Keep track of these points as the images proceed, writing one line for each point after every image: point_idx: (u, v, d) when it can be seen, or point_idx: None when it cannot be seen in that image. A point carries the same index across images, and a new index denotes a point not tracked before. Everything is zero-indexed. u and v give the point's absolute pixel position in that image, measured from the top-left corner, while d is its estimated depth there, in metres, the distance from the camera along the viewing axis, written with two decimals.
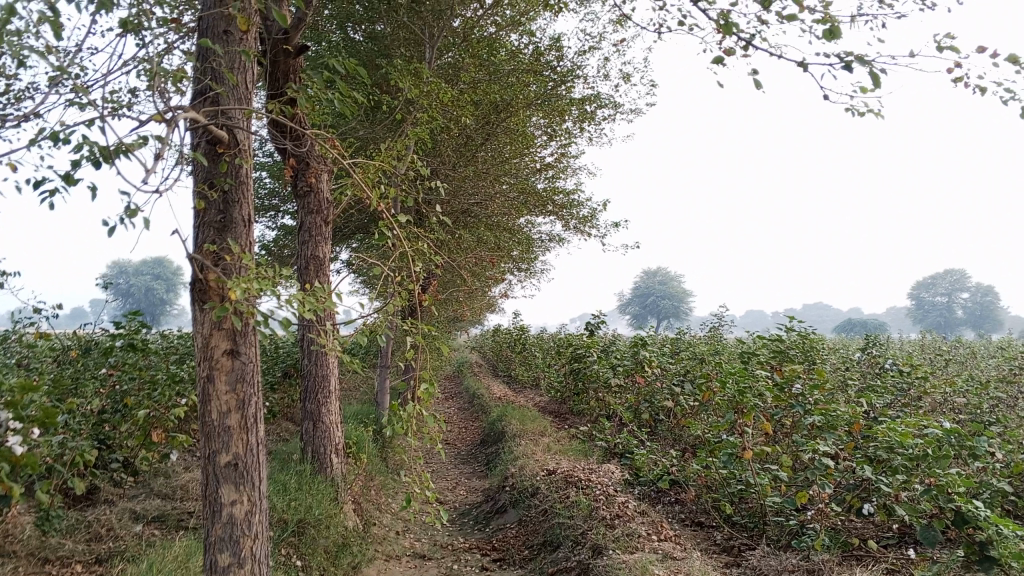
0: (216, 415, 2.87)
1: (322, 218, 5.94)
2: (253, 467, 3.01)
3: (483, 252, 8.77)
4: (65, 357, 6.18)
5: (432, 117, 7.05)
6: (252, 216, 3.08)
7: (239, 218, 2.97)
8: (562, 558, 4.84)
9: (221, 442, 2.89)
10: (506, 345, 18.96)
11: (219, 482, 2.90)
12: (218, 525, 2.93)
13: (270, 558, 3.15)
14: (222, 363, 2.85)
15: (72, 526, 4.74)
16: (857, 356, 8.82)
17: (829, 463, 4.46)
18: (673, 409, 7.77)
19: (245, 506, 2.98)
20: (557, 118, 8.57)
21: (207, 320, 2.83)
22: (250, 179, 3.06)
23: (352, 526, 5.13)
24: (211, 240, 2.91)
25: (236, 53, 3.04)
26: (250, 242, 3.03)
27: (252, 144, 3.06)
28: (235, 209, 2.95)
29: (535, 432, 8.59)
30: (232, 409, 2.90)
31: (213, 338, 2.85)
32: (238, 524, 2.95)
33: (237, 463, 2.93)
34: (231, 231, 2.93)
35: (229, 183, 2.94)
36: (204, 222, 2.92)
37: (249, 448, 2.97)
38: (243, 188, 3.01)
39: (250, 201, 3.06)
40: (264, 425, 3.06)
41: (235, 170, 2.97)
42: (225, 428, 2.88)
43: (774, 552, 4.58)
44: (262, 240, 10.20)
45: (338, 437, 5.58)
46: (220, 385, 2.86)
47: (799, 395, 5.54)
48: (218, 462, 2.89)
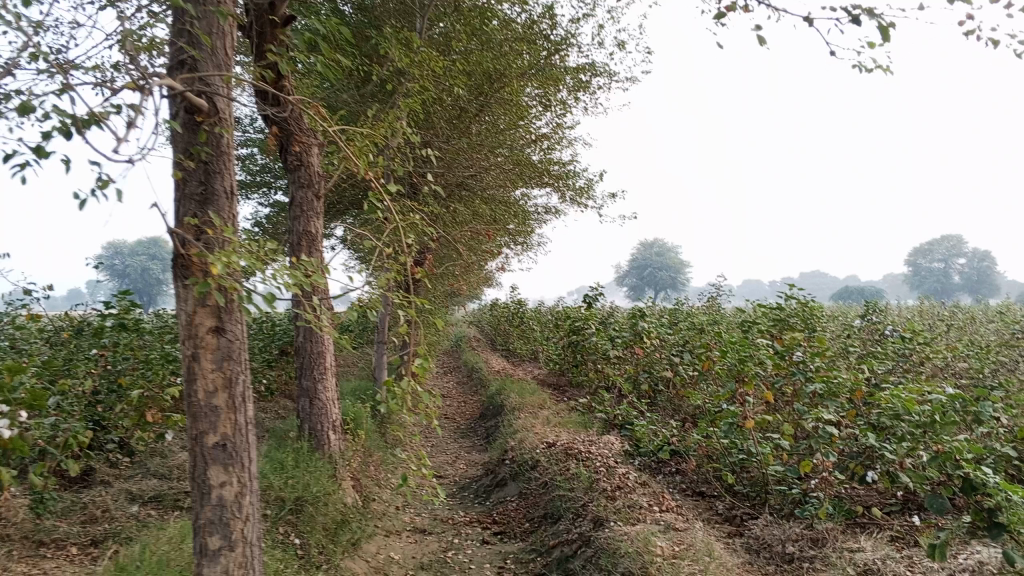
0: (202, 394, 2.80)
1: (313, 192, 5.83)
2: (243, 447, 2.94)
3: (478, 225, 8.66)
4: (56, 338, 6.11)
5: (424, 88, 6.94)
6: (234, 188, 2.98)
7: (222, 189, 2.87)
8: (563, 530, 4.80)
9: (208, 422, 2.82)
10: (504, 319, 18.90)
11: (207, 464, 2.84)
12: (207, 507, 2.86)
13: (262, 541, 3.09)
14: (207, 340, 2.78)
15: (68, 508, 4.69)
16: (858, 323, 8.77)
17: (832, 432, 4.41)
18: (672, 379, 7.73)
19: (235, 488, 2.90)
20: (551, 87, 8.45)
21: (190, 297, 2.73)
22: (231, 149, 2.95)
23: (351, 502, 5.08)
24: (192, 213, 2.81)
25: (212, 16, 2.91)
26: (233, 213, 2.94)
27: (231, 112, 2.94)
28: (216, 180, 2.86)
29: (535, 404, 8.54)
30: (220, 388, 2.83)
31: (197, 315, 2.76)
32: (228, 506, 2.88)
33: (226, 444, 2.86)
34: (213, 203, 2.83)
35: (210, 153, 2.84)
36: (184, 194, 2.81)
37: (238, 428, 2.90)
38: (224, 158, 2.91)
39: (231, 172, 2.95)
40: (253, 406, 2.99)
41: (216, 139, 2.86)
42: (212, 408, 2.82)
43: (777, 521, 4.55)
44: (255, 217, 10.09)
45: (335, 414, 5.52)
46: (205, 364, 2.78)
47: (800, 363, 5.49)
48: (205, 443, 2.82)
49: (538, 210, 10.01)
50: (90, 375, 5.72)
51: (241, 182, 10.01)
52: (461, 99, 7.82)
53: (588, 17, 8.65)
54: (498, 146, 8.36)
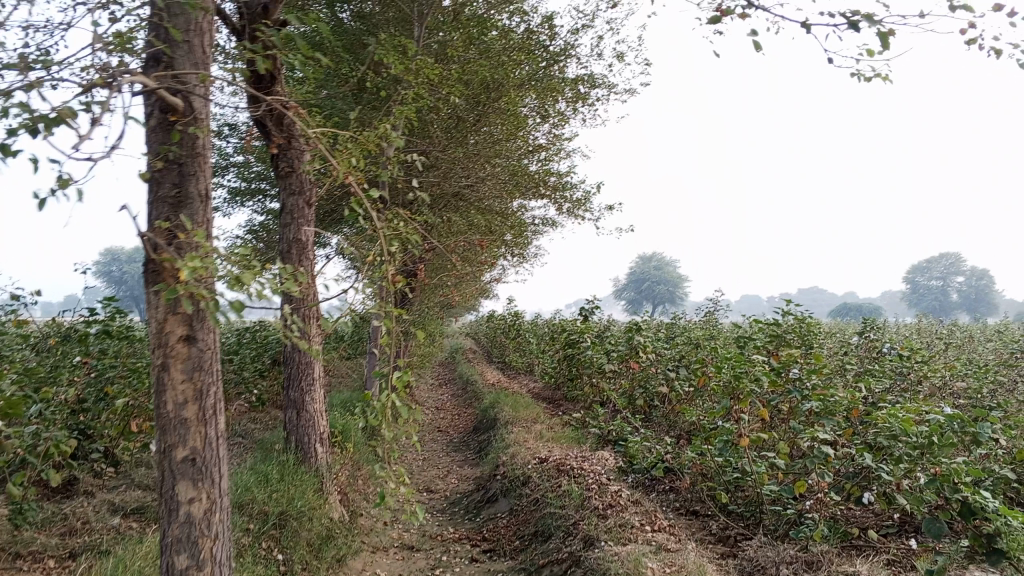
0: (172, 406, 2.71)
1: (304, 200, 5.78)
2: (213, 462, 2.85)
3: (474, 236, 8.58)
4: (43, 344, 6.02)
5: (420, 97, 6.89)
6: (210, 190, 2.90)
7: (196, 192, 2.79)
8: (553, 549, 4.71)
9: (178, 435, 2.73)
10: (500, 330, 18.81)
11: (176, 479, 2.75)
12: (174, 524, 2.78)
13: (232, 559, 3.00)
14: (177, 350, 2.70)
15: (48, 519, 4.60)
16: (855, 340, 8.71)
17: (828, 452, 4.33)
18: (667, 394, 7.66)
19: (204, 505, 2.82)
20: (550, 98, 8.41)
21: (161, 304, 2.67)
22: (208, 151, 2.88)
23: (337, 517, 4.99)
24: (165, 216, 2.74)
25: (191, 13, 2.83)
26: (209, 218, 2.85)
27: (208, 113, 2.87)
28: (190, 182, 2.78)
29: (529, 418, 8.44)
30: (190, 400, 2.74)
31: (168, 323, 2.69)
32: (196, 524, 2.80)
33: (195, 458, 2.77)
34: (186, 207, 2.75)
35: (184, 155, 2.77)
36: (157, 197, 2.75)
37: (208, 442, 2.81)
38: (200, 159, 2.83)
39: (207, 174, 2.88)
40: (225, 419, 2.90)
41: (190, 140, 2.79)
42: (182, 420, 2.72)
43: (771, 543, 4.46)
44: (250, 225, 10.01)
45: (323, 426, 5.43)
46: (175, 374, 2.70)
47: (796, 380, 5.40)
48: (174, 457, 2.73)
49: (534, 222, 9.94)
50: (75, 383, 5.62)
51: (235, 189, 9.94)
52: (458, 108, 7.76)
53: (587, 29, 8.61)
54: (495, 157, 8.24)
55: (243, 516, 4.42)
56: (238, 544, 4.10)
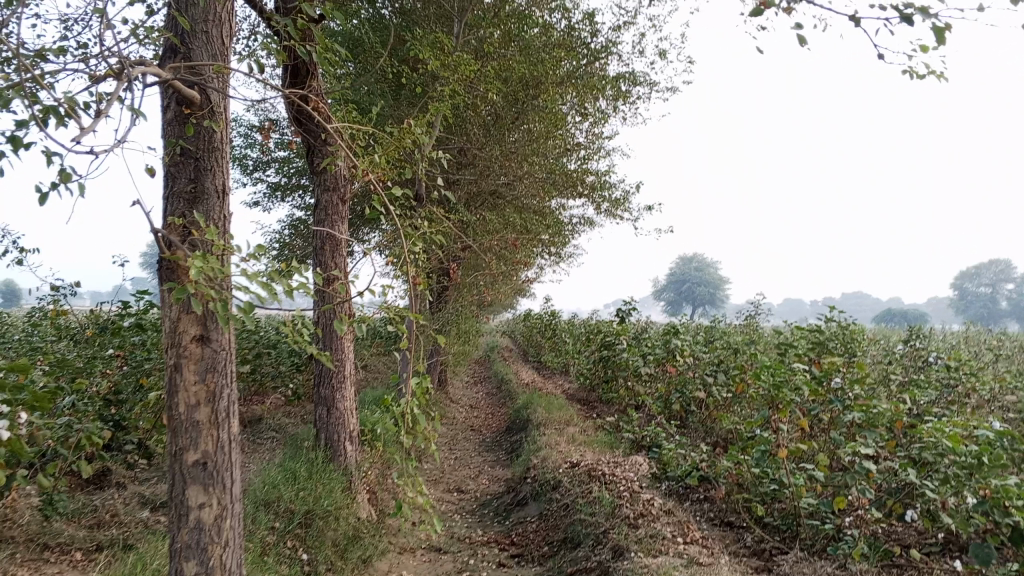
0: (183, 408, 2.68)
1: (338, 196, 5.73)
2: (224, 467, 2.82)
3: (510, 234, 8.49)
4: (80, 336, 6.06)
5: (458, 93, 6.83)
6: (227, 186, 2.86)
7: (212, 187, 2.76)
8: (582, 557, 4.60)
9: (189, 438, 2.70)
10: (537, 329, 18.70)
11: (186, 484, 2.72)
12: (184, 530, 2.75)
13: (241, 567, 2.98)
14: (191, 350, 2.67)
15: (78, 510, 4.61)
16: (900, 349, 8.45)
17: (870, 468, 4.17)
18: (704, 400, 7.50)
19: (215, 511, 2.79)
20: (590, 96, 8.29)
21: (174, 303, 2.64)
22: (225, 146, 2.84)
23: (365, 517, 4.94)
24: (181, 212, 2.70)
25: (210, 4, 2.77)
26: (225, 214, 2.82)
27: (226, 106, 2.82)
28: (207, 177, 2.74)
29: (562, 420, 8.34)
30: (202, 402, 2.71)
31: (181, 322, 2.66)
32: (206, 530, 2.77)
33: (206, 462, 2.74)
34: (202, 202, 2.72)
35: (201, 150, 2.74)
36: (173, 192, 2.71)
37: (220, 446, 2.78)
38: (217, 154, 2.79)
39: (224, 168, 2.84)
40: (237, 422, 2.87)
41: (207, 135, 2.75)
42: (194, 423, 2.69)
43: (808, 559, 4.31)
44: (289, 220, 10.05)
45: (352, 424, 5.39)
46: (188, 375, 2.67)
47: (837, 390, 5.23)
48: (185, 461, 2.70)
49: (572, 222, 9.83)
50: (109, 374, 5.64)
51: (275, 184, 9.99)
52: (496, 105, 7.69)
53: (630, 26, 8.48)
54: (533, 156, 8.13)
55: (269, 513, 4.39)
56: (263, 542, 4.07)
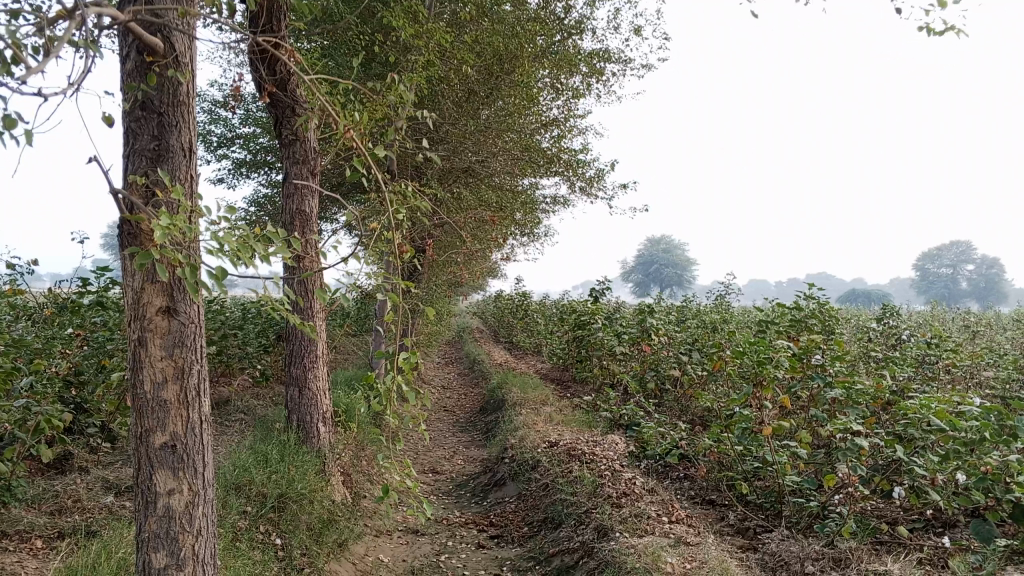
0: (149, 386, 2.51)
1: (309, 168, 5.52)
2: (195, 450, 2.65)
3: (484, 211, 8.34)
4: (38, 316, 5.82)
5: (433, 64, 6.64)
6: (193, 143, 2.68)
7: (178, 146, 2.58)
8: (563, 538, 4.50)
9: (156, 419, 2.53)
10: (508, 310, 18.56)
11: (154, 468, 2.56)
12: (152, 519, 2.58)
13: (215, 557, 2.81)
14: (156, 323, 2.49)
15: (38, 496, 4.41)
16: (874, 326, 8.46)
17: (860, 446, 4.10)
18: (680, 378, 7.44)
19: (186, 497, 2.63)
20: (566, 70, 8.13)
21: (137, 271, 2.46)
22: (191, 100, 2.66)
23: (339, 500, 4.78)
24: (144, 171, 2.53)
25: None
26: (192, 173, 2.65)
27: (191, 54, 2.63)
28: (171, 135, 2.56)
29: (537, 400, 8.23)
30: (169, 379, 2.54)
31: (145, 292, 2.48)
32: (176, 519, 2.60)
33: (175, 445, 2.57)
34: (167, 161, 2.55)
35: (165, 105, 2.55)
36: (135, 150, 2.53)
37: (190, 428, 2.61)
38: (182, 108, 2.60)
39: (190, 124, 2.66)
40: (208, 401, 2.70)
41: (172, 88, 2.56)
42: (161, 402, 2.52)
43: (793, 536, 4.24)
44: (256, 198, 9.78)
45: (325, 405, 5.22)
46: (153, 350, 2.50)
47: (820, 367, 5.18)
48: (152, 443, 2.53)
49: (546, 199, 9.69)
50: (69, 355, 5.40)
51: (242, 160, 9.71)
52: (471, 79, 7.50)
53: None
54: (507, 131, 7.98)
55: (240, 497, 4.23)
56: (235, 528, 3.91)
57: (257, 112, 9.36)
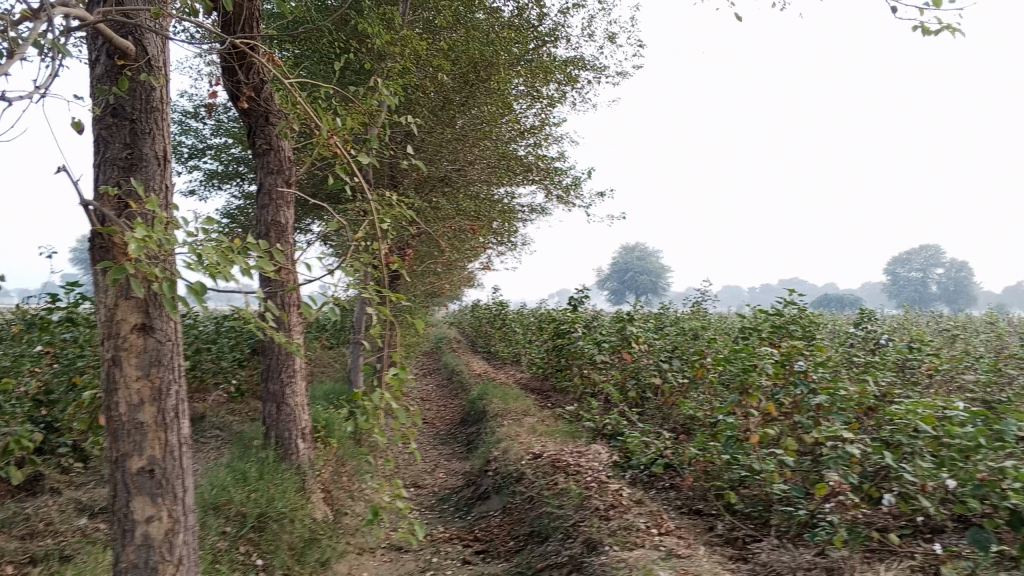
0: (124, 407, 2.41)
1: (283, 179, 5.42)
2: (175, 474, 2.55)
3: (462, 221, 8.27)
4: (7, 333, 5.66)
5: (408, 72, 6.57)
6: (169, 155, 2.59)
7: (152, 154, 2.49)
8: (551, 552, 4.43)
9: (133, 442, 2.43)
10: (485, 320, 18.48)
11: (131, 495, 2.45)
12: (130, 548, 2.47)
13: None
14: (131, 341, 2.40)
15: (8, 520, 4.27)
16: (852, 331, 8.47)
17: (851, 452, 4.07)
18: (661, 386, 7.40)
19: (166, 525, 2.52)
20: (542, 78, 8.09)
21: (110, 287, 2.38)
22: (165, 108, 2.58)
23: (321, 518, 4.67)
24: (115, 180, 2.42)
25: None
26: (166, 184, 2.55)
27: (163, 60, 2.57)
28: (144, 142, 2.47)
29: (518, 411, 8.16)
30: (147, 400, 2.44)
31: (119, 309, 2.40)
32: (155, 548, 2.49)
33: (154, 470, 2.47)
34: (140, 169, 2.45)
35: (136, 110, 2.48)
36: (106, 159, 2.43)
37: (169, 451, 2.51)
38: (155, 115, 2.52)
39: (165, 134, 2.57)
40: (188, 423, 2.61)
41: (144, 93, 2.50)
42: (137, 425, 2.43)
43: (784, 546, 4.20)
44: (229, 210, 9.63)
45: (304, 421, 5.11)
46: (129, 370, 2.41)
47: (803, 372, 5.16)
48: (129, 468, 2.43)
49: (523, 209, 9.65)
50: (39, 373, 5.25)
51: (214, 172, 9.56)
52: (448, 88, 7.45)
53: (580, 8, 8.32)
54: (484, 139, 7.92)
55: (219, 518, 4.11)
56: (214, 549, 3.80)
57: (229, 122, 9.24)
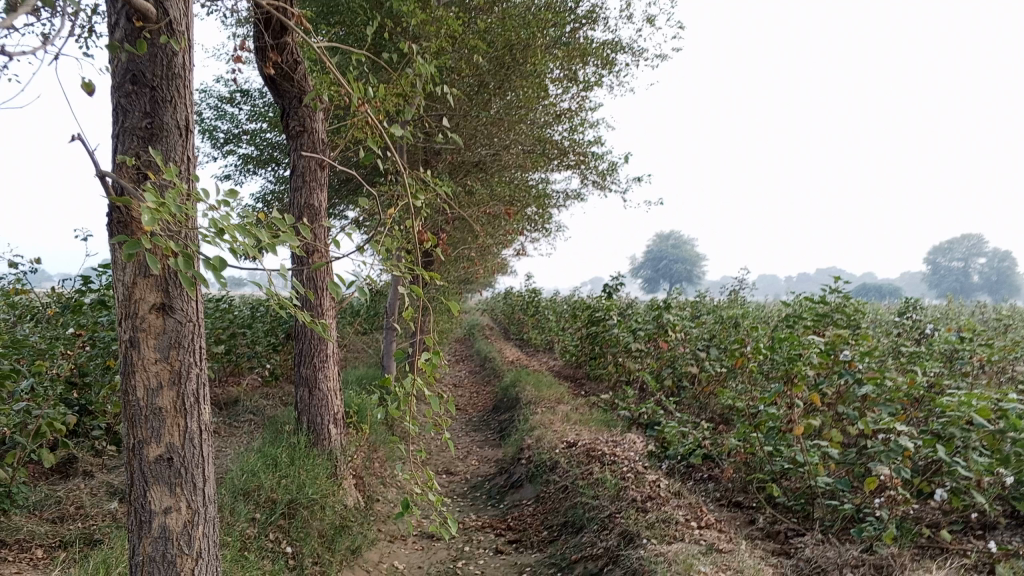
0: (142, 392, 2.32)
1: (317, 161, 5.31)
2: (194, 463, 2.47)
3: (496, 205, 8.15)
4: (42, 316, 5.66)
5: (442, 54, 6.43)
6: (190, 122, 2.48)
7: (173, 123, 2.38)
8: (586, 543, 4.32)
9: (150, 429, 2.34)
10: (518, 307, 18.37)
11: (148, 484, 2.38)
12: (146, 540, 2.41)
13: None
14: (149, 322, 2.29)
15: (40, 503, 4.25)
16: (897, 320, 8.21)
17: (904, 446, 3.88)
18: (697, 375, 7.24)
19: (184, 516, 2.45)
20: (578, 60, 7.90)
21: (127, 263, 2.26)
22: (186, 73, 2.46)
23: (352, 504, 4.61)
24: (134, 151, 2.33)
25: None
26: (187, 154, 2.45)
27: (185, 22, 2.44)
28: (165, 112, 2.36)
29: (552, 398, 8.04)
30: (165, 385, 2.35)
31: (137, 288, 2.27)
32: (173, 540, 2.43)
33: (172, 459, 2.40)
34: (160, 140, 2.35)
35: (157, 77, 2.35)
36: (124, 128, 2.33)
37: (188, 439, 2.43)
38: (176, 81, 2.41)
39: (187, 101, 2.46)
40: (208, 409, 2.52)
41: (164, 58, 2.36)
42: (155, 411, 2.34)
43: (829, 541, 4.05)
44: (262, 194, 9.60)
45: (336, 406, 5.04)
46: (147, 353, 2.30)
47: (848, 362, 4.96)
48: (146, 457, 2.35)
49: (557, 194, 9.51)
50: (72, 356, 5.23)
51: (247, 156, 9.53)
52: (482, 70, 7.31)
53: None
54: (518, 123, 7.77)
55: (249, 504, 4.05)
56: (243, 536, 3.74)
57: (263, 107, 9.19)
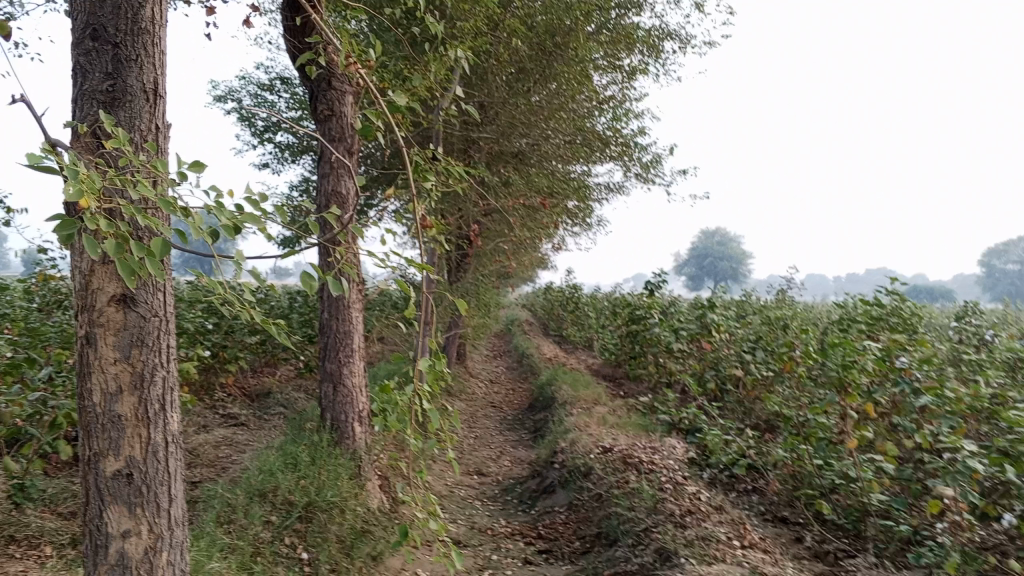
0: (99, 396, 2.17)
1: (345, 148, 5.11)
2: (158, 481, 2.29)
3: (535, 197, 7.89)
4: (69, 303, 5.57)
5: (480, 39, 6.20)
6: (161, 89, 2.34)
7: (138, 87, 2.24)
8: (619, 558, 4.06)
9: (108, 440, 2.19)
10: (558, 303, 18.07)
11: (106, 502, 2.21)
12: (102, 567, 2.23)
13: None
14: (107, 316, 2.16)
15: (56, 496, 4.13)
16: (955, 326, 7.77)
17: (972, 466, 3.55)
18: (742, 378, 6.91)
19: (145, 542, 2.26)
20: (623, 47, 7.61)
21: (83, 251, 2.15)
22: (158, 31, 2.32)
23: (375, 507, 4.40)
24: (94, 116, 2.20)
25: None
26: (156, 122, 2.31)
27: None
28: (130, 73, 2.23)
29: (590, 400, 7.76)
30: (125, 389, 2.19)
31: (95, 276, 2.16)
32: (132, 569, 2.24)
33: (132, 475, 2.22)
34: (122, 104, 2.21)
35: (121, 34, 2.21)
36: (85, 91, 2.20)
37: (151, 452, 2.26)
38: (144, 39, 2.26)
39: (158, 63, 2.32)
40: (177, 419, 2.36)
41: (131, 13, 2.23)
42: (114, 418, 2.19)
43: (883, 566, 3.73)
44: (300, 184, 9.48)
45: (362, 403, 4.84)
46: (104, 352, 2.16)
47: (903, 369, 4.62)
48: (103, 471, 2.19)
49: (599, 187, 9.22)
50: None
51: (286, 146, 9.42)
52: (522, 57, 7.07)
53: None
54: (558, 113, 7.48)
55: (264, 506, 3.89)
56: (256, 541, 3.58)
57: (302, 95, 9.05)
